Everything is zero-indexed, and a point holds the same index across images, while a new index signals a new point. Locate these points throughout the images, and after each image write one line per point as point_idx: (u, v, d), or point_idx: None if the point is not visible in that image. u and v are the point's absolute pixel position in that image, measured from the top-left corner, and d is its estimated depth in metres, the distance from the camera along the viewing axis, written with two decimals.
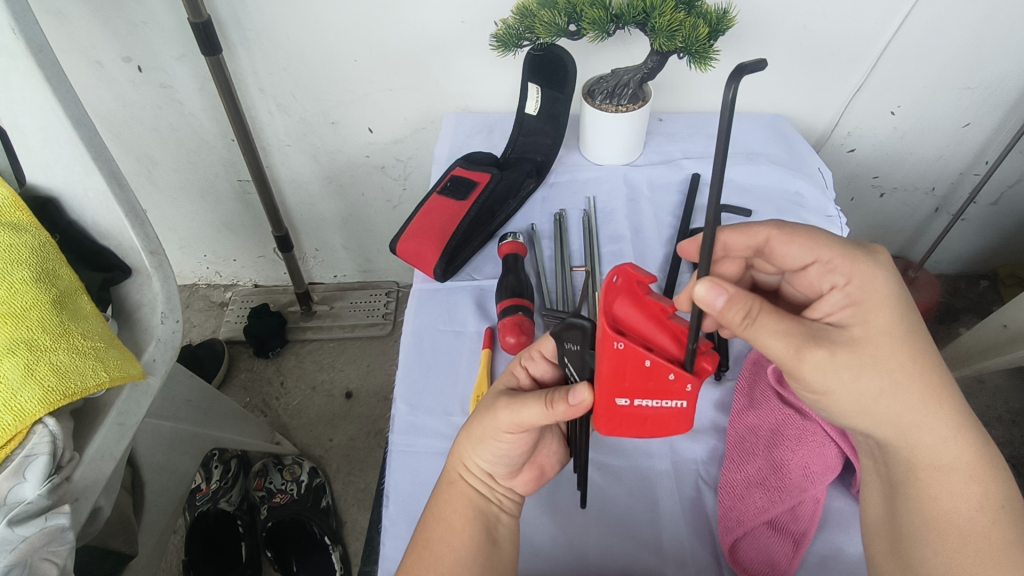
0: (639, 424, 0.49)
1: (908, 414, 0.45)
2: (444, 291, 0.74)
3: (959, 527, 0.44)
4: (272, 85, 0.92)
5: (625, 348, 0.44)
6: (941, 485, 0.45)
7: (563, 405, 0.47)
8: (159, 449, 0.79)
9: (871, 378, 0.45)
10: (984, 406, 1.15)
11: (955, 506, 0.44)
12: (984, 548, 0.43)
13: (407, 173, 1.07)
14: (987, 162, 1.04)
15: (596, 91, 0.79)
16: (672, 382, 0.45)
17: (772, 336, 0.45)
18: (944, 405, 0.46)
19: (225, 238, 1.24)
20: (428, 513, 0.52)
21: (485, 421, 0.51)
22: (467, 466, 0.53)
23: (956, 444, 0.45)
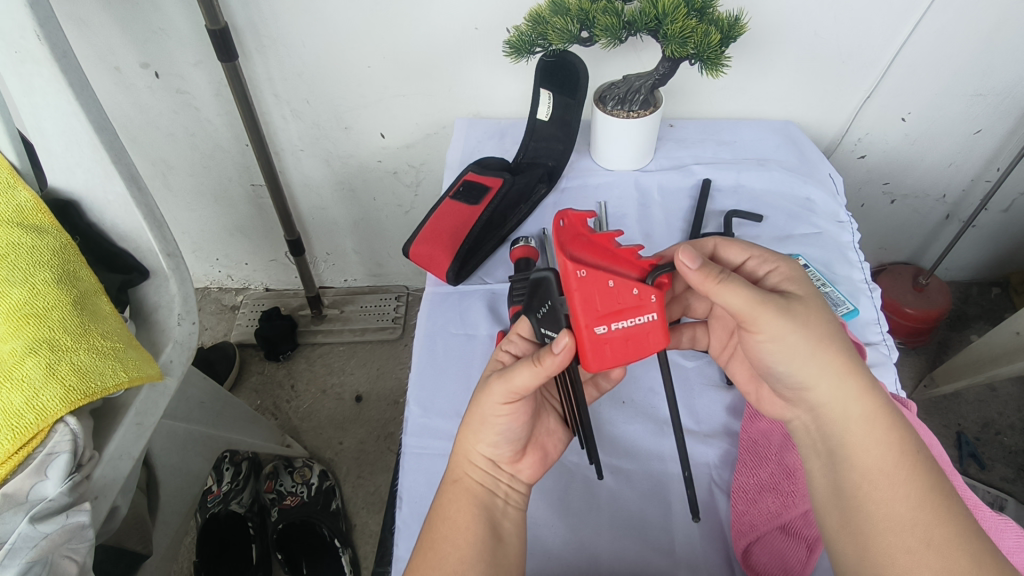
0: (622, 356, 0.52)
1: (818, 370, 0.48)
2: (456, 294, 0.74)
3: (886, 476, 0.45)
4: (286, 91, 0.94)
5: (588, 273, 0.51)
6: (859, 439, 0.47)
7: (550, 355, 0.49)
8: (173, 449, 0.80)
9: (807, 331, 0.49)
10: (997, 414, 1.14)
11: (875, 459, 0.46)
12: (911, 494, 0.44)
13: (419, 179, 1.09)
14: (998, 169, 1.03)
15: (608, 97, 0.80)
16: (636, 296, 0.52)
17: (737, 289, 0.50)
18: (853, 361, 0.49)
19: (237, 242, 1.25)
20: (434, 514, 0.52)
21: (481, 402, 0.52)
22: (469, 456, 0.54)
23: (868, 395, 0.48)
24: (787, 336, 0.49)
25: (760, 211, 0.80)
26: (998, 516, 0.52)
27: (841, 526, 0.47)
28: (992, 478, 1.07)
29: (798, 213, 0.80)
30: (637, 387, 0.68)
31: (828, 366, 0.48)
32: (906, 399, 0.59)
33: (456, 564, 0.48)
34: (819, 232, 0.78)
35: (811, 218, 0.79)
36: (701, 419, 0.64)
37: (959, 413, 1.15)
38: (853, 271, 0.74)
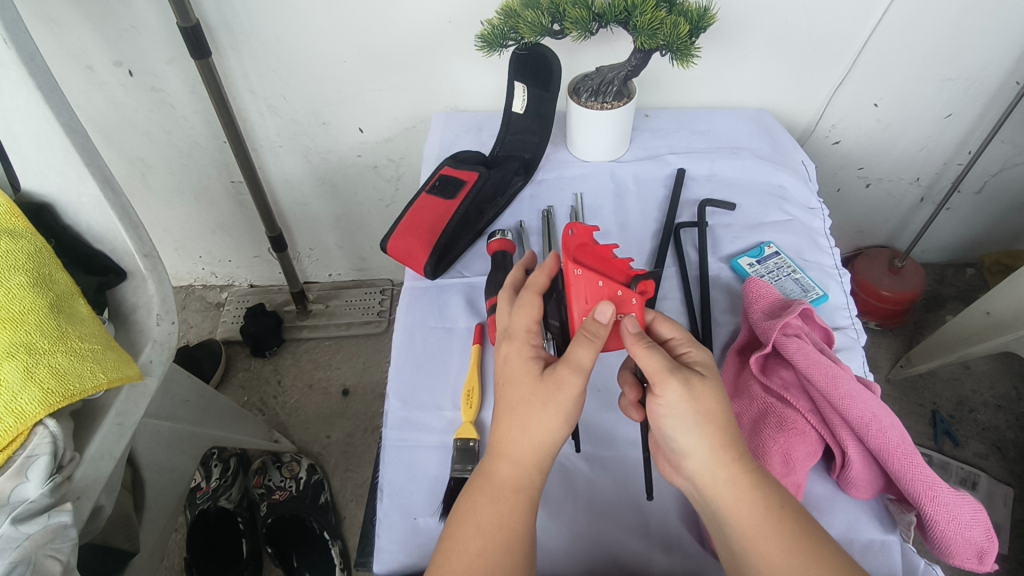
0: (603, 342, 0.57)
1: (693, 437, 0.49)
2: (434, 288, 0.75)
3: (764, 535, 0.47)
4: (262, 87, 0.93)
5: (584, 272, 0.56)
6: (737, 505, 0.48)
7: (601, 326, 0.51)
8: (158, 448, 0.80)
9: (695, 404, 0.49)
10: (971, 391, 1.17)
11: (750, 518, 0.47)
12: (785, 545, 0.46)
13: (399, 173, 1.09)
14: (970, 152, 1.05)
15: (581, 89, 0.80)
16: (621, 296, 0.56)
17: (652, 352, 0.50)
18: (731, 437, 0.49)
19: (220, 239, 1.25)
20: (482, 518, 0.49)
21: (557, 390, 0.49)
22: (536, 456, 0.50)
23: (726, 462, 0.49)
24: (681, 407, 0.49)
25: (733, 200, 0.82)
26: (956, 492, 0.53)
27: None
28: (966, 454, 1.09)
29: (770, 200, 0.81)
30: (613, 376, 0.69)
31: (708, 442, 0.49)
32: (870, 382, 0.61)
33: (513, 567, 0.47)
34: (790, 219, 0.80)
35: (783, 205, 0.81)
36: None
37: (935, 392, 1.17)
38: (824, 257, 0.75)
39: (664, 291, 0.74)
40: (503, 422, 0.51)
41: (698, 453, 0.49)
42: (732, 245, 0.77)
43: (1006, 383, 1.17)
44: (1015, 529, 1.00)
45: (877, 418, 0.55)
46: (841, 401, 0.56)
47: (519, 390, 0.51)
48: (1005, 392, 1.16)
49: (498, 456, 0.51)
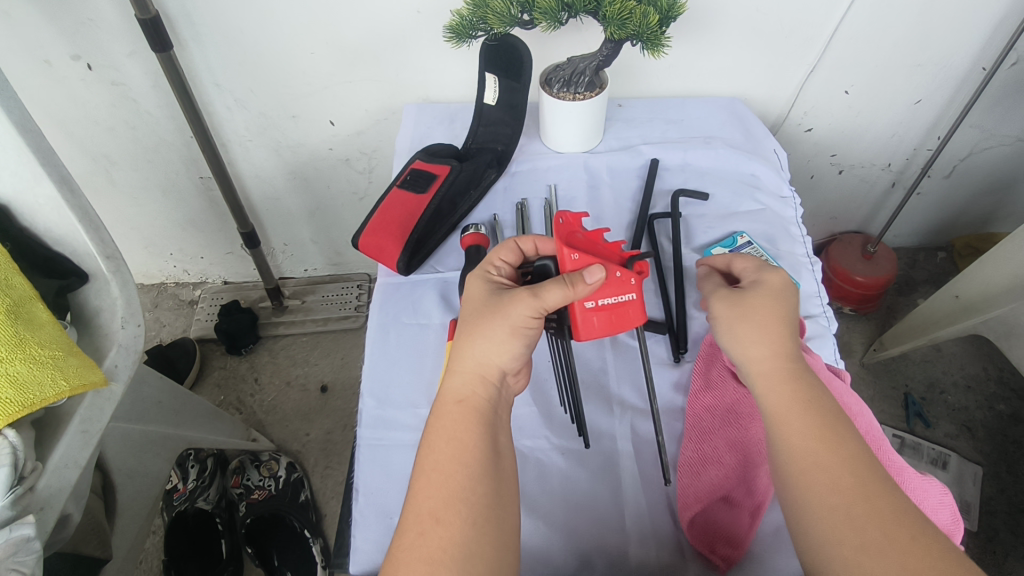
0: (607, 329, 0.55)
1: (745, 333, 0.55)
2: (407, 284, 0.74)
3: (790, 421, 0.50)
4: (228, 80, 0.91)
5: (582, 257, 0.54)
6: (777, 389, 0.52)
7: (584, 284, 0.51)
8: (129, 453, 0.79)
9: (738, 310, 0.57)
10: (941, 373, 1.19)
11: (784, 399, 0.51)
12: (808, 433, 0.49)
13: (371, 166, 1.07)
14: (939, 137, 1.06)
15: (553, 80, 0.79)
16: (619, 278, 0.55)
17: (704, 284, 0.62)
18: (777, 334, 0.54)
19: (191, 236, 1.23)
20: (433, 434, 0.49)
21: (504, 313, 0.51)
22: (481, 370, 0.52)
23: (767, 358, 0.53)
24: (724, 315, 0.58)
25: (707, 189, 0.82)
26: (922, 476, 0.54)
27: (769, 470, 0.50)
28: (937, 434, 1.12)
29: (743, 189, 0.82)
30: (589, 370, 0.69)
31: (746, 338, 0.55)
32: (840, 369, 0.62)
33: (464, 487, 0.45)
34: (763, 208, 0.80)
35: (755, 194, 0.81)
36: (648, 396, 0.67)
37: (907, 374, 1.20)
38: (796, 245, 0.76)
39: None
40: (457, 344, 0.53)
41: (744, 356, 0.55)
42: (706, 235, 0.77)
43: (976, 364, 1.20)
44: (983, 506, 1.03)
45: (845, 405, 0.56)
46: None
47: (472, 308, 0.54)
48: (974, 373, 1.19)
49: (448, 371, 0.52)
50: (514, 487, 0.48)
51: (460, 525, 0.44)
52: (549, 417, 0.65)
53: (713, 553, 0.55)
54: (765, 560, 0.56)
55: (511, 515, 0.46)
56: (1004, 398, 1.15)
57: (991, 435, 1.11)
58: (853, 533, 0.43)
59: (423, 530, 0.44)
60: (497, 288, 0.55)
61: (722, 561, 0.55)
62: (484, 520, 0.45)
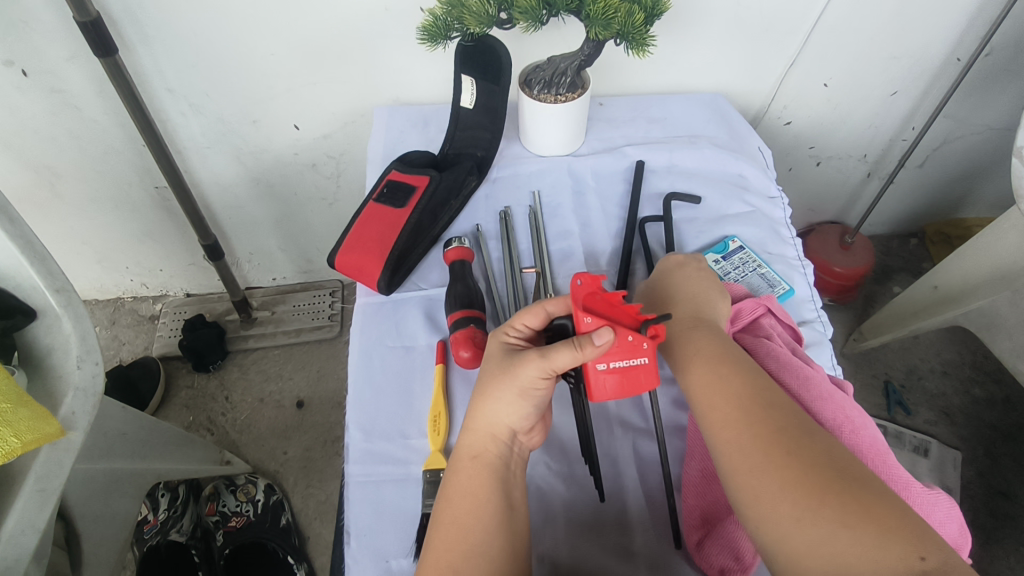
0: (618, 393, 0.52)
1: (658, 304, 0.60)
2: (389, 304, 0.70)
3: (703, 374, 0.52)
4: (181, 84, 0.84)
5: (595, 320, 0.51)
6: (680, 345, 0.56)
7: (592, 346, 0.48)
8: (92, 495, 0.73)
9: (653, 294, 0.62)
10: (919, 360, 1.21)
11: (689, 351, 0.55)
12: (723, 383, 0.51)
13: (340, 170, 1.02)
14: (914, 128, 1.06)
15: (533, 80, 0.75)
16: (631, 342, 0.51)
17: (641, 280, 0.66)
18: (682, 304, 0.59)
19: (148, 249, 1.15)
20: (449, 488, 0.50)
21: (513, 374, 0.50)
22: (492, 430, 0.51)
23: (677, 322, 0.58)
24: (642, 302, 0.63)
25: (695, 191, 0.79)
26: (928, 490, 0.53)
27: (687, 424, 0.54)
28: (918, 421, 1.13)
29: (731, 190, 0.80)
30: None
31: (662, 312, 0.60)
32: (841, 380, 0.60)
33: (486, 540, 0.47)
34: (751, 210, 0.78)
35: (743, 195, 0.79)
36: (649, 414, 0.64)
37: (886, 362, 1.21)
38: (787, 248, 0.75)
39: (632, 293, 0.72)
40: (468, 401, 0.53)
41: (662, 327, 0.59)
42: (697, 240, 0.75)
43: (951, 350, 1.22)
44: (965, 491, 1.05)
45: (850, 419, 0.53)
46: (814, 402, 0.54)
47: (485, 366, 0.53)
48: (950, 358, 1.21)
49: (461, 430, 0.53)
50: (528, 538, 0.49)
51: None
52: (547, 441, 0.62)
53: None
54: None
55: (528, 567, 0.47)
56: (979, 382, 1.18)
57: (968, 420, 1.13)
58: (743, 459, 0.46)
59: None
60: (512, 348, 0.54)
61: None
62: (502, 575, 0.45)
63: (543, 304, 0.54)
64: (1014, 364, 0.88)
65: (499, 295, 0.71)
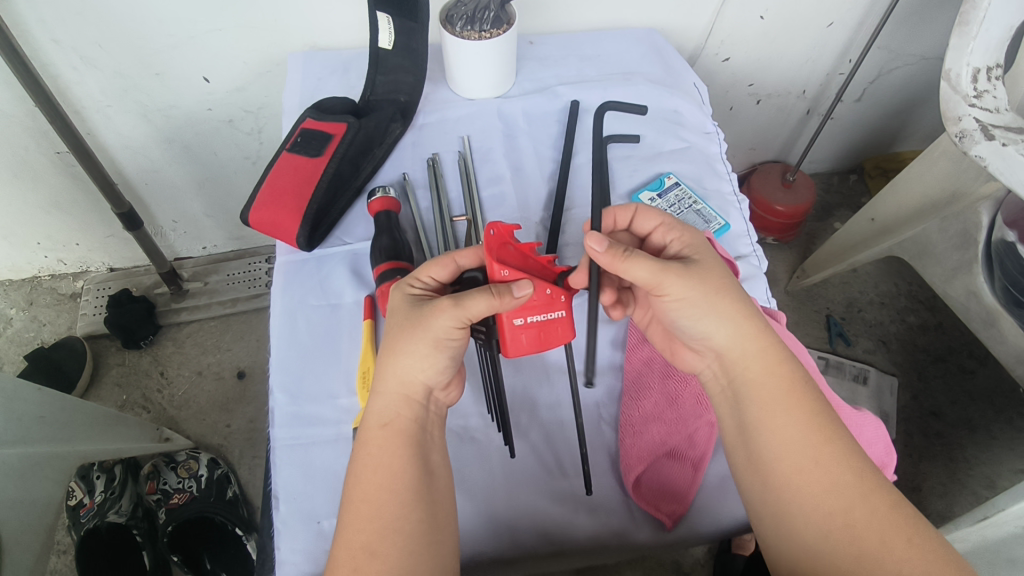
0: (535, 347, 0.52)
1: (732, 310, 0.50)
2: (313, 260, 0.66)
3: (782, 408, 0.47)
4: (67, 33, 0.76)
5: (511, 273, 0.51)
6: (763, 364, 0.49)
7: (511, 295, 0.49)
8: (8, 482, 0.68)
9: (705, 289, 0.50)
10: (858, 293, 1.24)
11: (782, 391, 0.48)
12: (805, 421, 0.46)
13: (260, 125, 0.95)
14: (850, 61, 1.06)
15: (455, 17, 0.70)
16: (548, 294, 0.52)
17: (638, 263, 0.50)
18: (744, 309, 0.50)
19: (59, 221, 1.06)
20: (359, 463, 0.47)
21: (426, 327, 0.49)
22: (404, 389, 0.49)
23: (745, 335, 0.49)
24: (692, 293, 0.50)
25: (631, 130, 0.77)
26: (857, 412, 0.56)
27: (747, 465, 0.48)
28: (856, 351, 1.17)
29: (666, 127, 0.77)
30: None
31: (718, 319, 0.50)
32: (777, 312, 0.61)
33: (400, 514, 0.45)
34: (687, 146, 0.76)
35: (678, 131, 0.77)
36: (586, 357, 0.63)
37: (827, 297, 1.24)
38: (722, 183, 0.73)
39: (566, 236, 0.69)
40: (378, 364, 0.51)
41: (714, 334, 0.50)
42: (631, 179, 0.73)
43: (887, 281, 1.26)
44: (901, 414, 1.10)
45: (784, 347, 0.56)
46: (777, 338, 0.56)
47: (395, 320, 0.51)
48: (887, 290, 1.25)
49: (372, 394, 0.50)
50: (448, 503, 0.48)
51: (396, 555, 0.44)
52: (481, 392, 0.60)
53: (659, 511, 0.54)
54: (712, 509, 0.55)
55: (448, 532, 0.46)
56: (914, 310, 1.22)
57: (903, 347, 1.17)
58: (844, 514, 0.43)
59: (357, 566, 0.43)
60: (420, 299, 0.52)
61: (669, 518, 0.53)
62: (421, 546, 0.44)
63: (453, 257, 0.53)
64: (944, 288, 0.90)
65: (429, 246, 0.68)
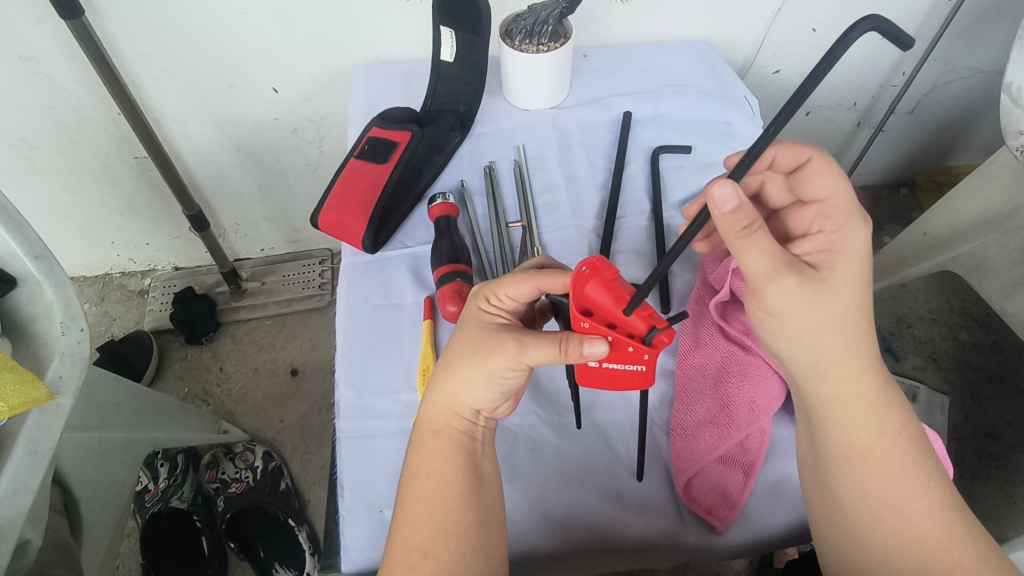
0: (611, 386, 0.51)
1: (834, 348, 0.47)
2: (376, 263, 0.70)
3: (865, 453, 0.46)
4: (152, 47, 0.81)
5: (591, 325, 0.48)
6: (851, 407, 0.47)
7: (578, 350, 0.46)
8: (88, 462, 0.73)
9: (819, 313, 0.47)
10: (908, 308, 1.22)
11: (870, 437, 0.46)
12: (888, 468, 0.45)
13: (322, 134, 1.00)
14: (904, 73, 1.05)
15: (514, 31, 0.72)
16: (630, 351, 0.47)
17: (760, 252, 0.45)
18: (846, 346, 0.47)
19: (132, 222, 1.13)
20: (413, 465, 0.50)
21: (485, 359, 0.49)
22: (454, 406, 0.51)
23: (846, 375, 0.47)
24: (789, 311, 0.47)
25: (684, 142, 0.78)
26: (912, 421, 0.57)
27: (818, 497, 0.48)
28: (906, 367, 1.15)
29: (718, 138, 0.79)
30: None
31: (813, 350, 0.47)
32: None
33: (452, 517, 0.47)
34: None
35: (731, 143, 0.78)
36: None
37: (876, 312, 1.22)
38: None
39: (619, 244, 0.71)
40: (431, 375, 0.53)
41: (808, 362, 0.48)
42: (683, 189, 0.75)
43: (940, 297, 1.23)
44: (953, 433, 1.07)
45: None
46: None
47: (463, 334, 0.52)
48: (938, 306, 1.22)
49: (423, 401, 0.53)
50: (497, 511, 0.49)
51: (448, 557, 0.45)
52: (535, 392, 0.63)
53: (710, 515, 0.55)
54: (764, 515, 0.56)
55: (495, 541, 0.48)
56: (967, 328, 1.19)
57: (956, 364, 1.15)
58: (914, 561, 0.43)
59: (412, 564, 0.45)
60: (492, 320, 0.52)
61: (720, 522, 0.54)
62: (474, 548, 0.46)
63: (535, 283, 0.50)
64: (1002, 304, 0.88)
65: (486, 251, 0.70)
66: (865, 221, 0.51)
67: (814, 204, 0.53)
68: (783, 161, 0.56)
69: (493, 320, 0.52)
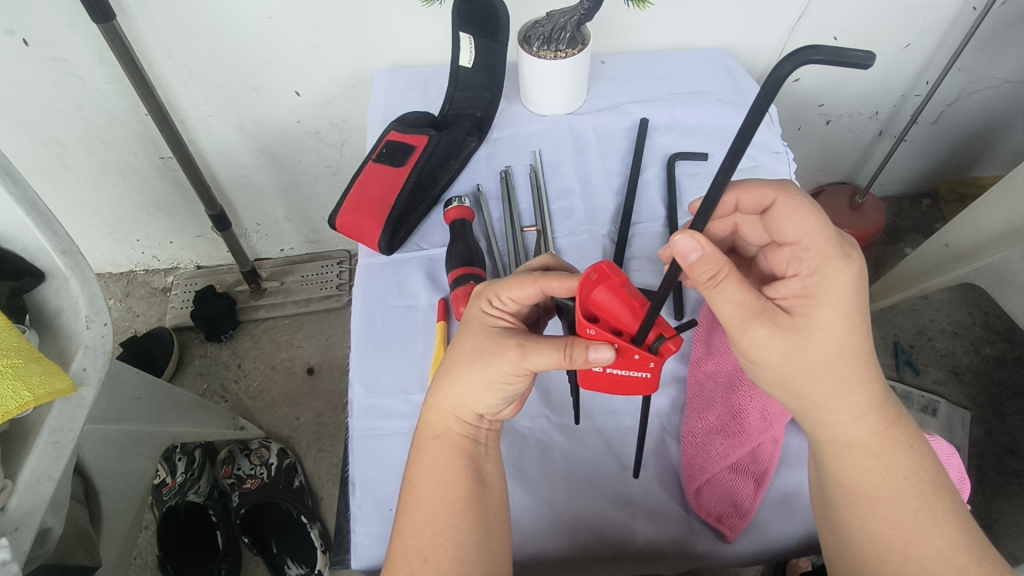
0: (613, 390, 0.51)
1: (823, 396, 0.45)
2: (391, 264, 0.71)
3: (870, 501, 0.45)
4: (180, 50, 0.84)
5: (597, 332, 0.47)
6: (855, 454, 0.46)
7: (583, 356, 0.46)
8: (109, 454, 0.75)
9: (798, 360, 0.45)
10: (930, 320, 1.20)
11: (873, 485, 0.45)
12: (895, 517, 0.44)
13: (343, 137, 1.01)
14: (927, 82, 1.04)
15: (532, 37, 0.73)
16: (636, 359, 0.47)
17: (727, 301, 0.44)
18: (835, 390, 0.45)
19: (157, 220, 1.16)
20: (416, 470, 0.50)
21: (487, 365, 0.49)
22: (455, 411, 0.51)
23: (849, 421, 0.46)
24: (766, 359, 0.45)
25: (700, 149, 0.78)
26: None
27: (826, 540, 0.48)
28: (926, 381, 1.13)
29: None
30: None
31: (802, 396, 0.46)
32: None
33: (453, 521, 0.47)
34: (756, 165, 0.77)
35: (748, 151, 0.78)
36: None
37: (896, 323, 1.20)
38: None
39: (633, 249, 0.71)
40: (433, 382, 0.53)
41: (801, 408, 0.47)
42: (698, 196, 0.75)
43: (963, 310, 1.21)
44: (974, 449, 1.05)
45: None
46: None
47: (468, 337, 0.52)
48: (961, 319, 1.20)
49: (425, 406, 0.53)
50: (502, 515, 0.50)
51: (450, 561, 0.46)
52: (545, 395, 0.63)
53: (720, 523, 0.54)
54: (773, 526, 0.56)
55: (496, 545, 0.48)
56: (990, 342, 1.17)
57: (977, 379, 1.13)
58: None
59: (412, 569, 0.46)
60: (495, 324, 0.52)
61: (729, 531, 0.54)
62: (475, 557, 0.46)
63: (541, 287, 0.50)
64: None
65: (499, 255, 0.71)
66: (846, 259, 0.46)
67: (787, 245, 0.48)
68: (746, 205, 0.50)
69: (494, 322, 0.52)
